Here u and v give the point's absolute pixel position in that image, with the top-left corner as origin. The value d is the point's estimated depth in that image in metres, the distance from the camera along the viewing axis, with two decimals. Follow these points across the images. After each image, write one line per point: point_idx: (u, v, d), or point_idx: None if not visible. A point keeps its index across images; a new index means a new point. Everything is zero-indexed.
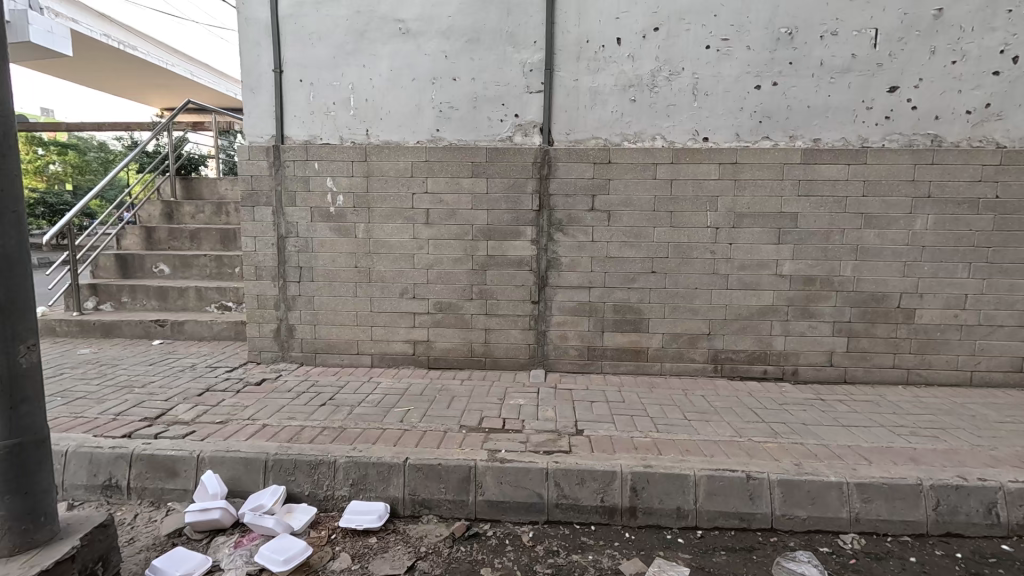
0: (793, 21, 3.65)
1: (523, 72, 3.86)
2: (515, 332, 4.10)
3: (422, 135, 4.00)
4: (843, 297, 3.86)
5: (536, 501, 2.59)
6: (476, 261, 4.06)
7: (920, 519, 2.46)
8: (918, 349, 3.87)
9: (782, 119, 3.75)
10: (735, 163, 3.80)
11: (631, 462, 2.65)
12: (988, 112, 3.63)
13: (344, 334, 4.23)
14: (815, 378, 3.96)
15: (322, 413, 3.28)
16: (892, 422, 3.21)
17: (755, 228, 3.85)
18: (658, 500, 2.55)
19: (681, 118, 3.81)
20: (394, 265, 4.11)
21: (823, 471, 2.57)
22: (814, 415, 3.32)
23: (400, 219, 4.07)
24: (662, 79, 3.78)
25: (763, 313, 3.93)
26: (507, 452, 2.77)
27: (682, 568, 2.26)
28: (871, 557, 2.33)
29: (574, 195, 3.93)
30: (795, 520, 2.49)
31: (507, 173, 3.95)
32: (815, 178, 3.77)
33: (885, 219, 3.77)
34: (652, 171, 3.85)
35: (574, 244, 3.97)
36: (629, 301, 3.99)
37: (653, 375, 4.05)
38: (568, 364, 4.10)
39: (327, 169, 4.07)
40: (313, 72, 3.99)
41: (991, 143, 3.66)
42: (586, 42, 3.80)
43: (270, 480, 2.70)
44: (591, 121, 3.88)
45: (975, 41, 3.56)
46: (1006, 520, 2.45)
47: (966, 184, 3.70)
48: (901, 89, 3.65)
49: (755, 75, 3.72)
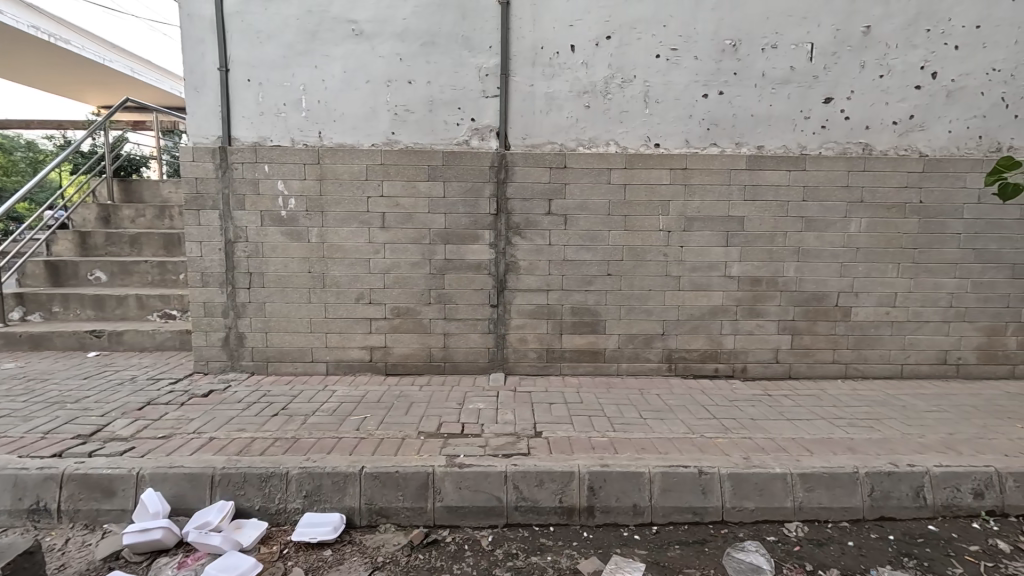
0: (737, 33, 3.82)
1: (480, 76, 3.87)
2: (474, 336, 4.10)
3: (377, 137, 3.94)
4: (786, 297, 4.06)
5: (495, 505, 2.59)
6: (434, 265, 4.03)
7: (857, 505, 2.61)
8: (856, 344, 4.11)
9: (729, 126, 3.91)
10: (685, 168, 3.93)
11: (588, 462, 2.69)
12: (912, 123, 3.91)
13: (298, 341, 4.10)
14: (763, 375, 4.15)
15: (274, 423, 3.17)
16: (832, 414, 3.40)
17: (705, 231, 4.00)
18: (614, 498, 2.60)
19: (634, 124, 3.92)
20: (350, 270, 4.03)
21: (769, 463, 2.69)
22: (762, 410, 3.47)
23: (355, 223, 3.99)
24: (615, 86, 3.88)
25: (714, 313, 4.07)
26: (466, 456, 2.76)
27: (638, 564, 2.31)
28: (813, 544, 2.45)
29: (532, 200, 3.96)
30: (744, 511, 2.59)
31: (464, 177, 3.95)
32: (759, 183, 3.95)
33: (823, 222, 3.99)
34: (606, 176, 3.94)
35: (532, 248, 4.00)
36: (587, 303, 4.06)
37: (610, 375, 4.14)
38: (528, 367, 4.13)
39: (278, 171, 3.95)
40: (262, 72, 3.87)
41: (915, 152, 3.94)
42: (541, 49, 3.85)
43: (218, 495, 2.59)
44: (547, 126, 3.93)
45: (900, 57, 3.83)
46: (932, 502, 2.63)
47: (894, 190, 3.96)
48: (836, 100, 3.88)
49: (703, 84, 3.87)
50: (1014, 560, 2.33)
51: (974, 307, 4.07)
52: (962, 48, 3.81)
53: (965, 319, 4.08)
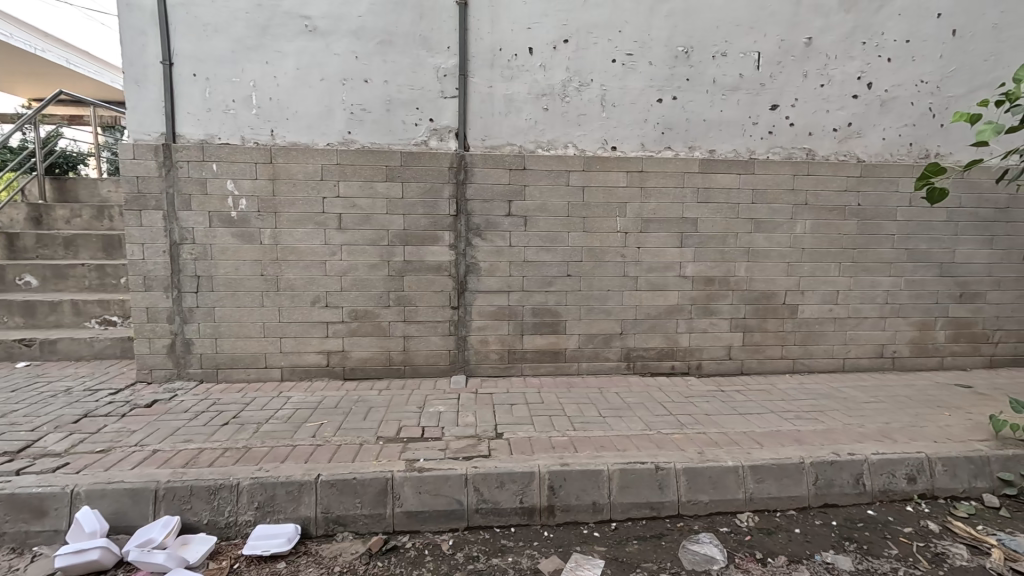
0: (689, 41, 3.94)
1: (438, 76, 3.85)
2: (435, 338, 4.06)
3: (332, 136, 3.85)
4: (738, 296, 4.21)
5: (455, 508, 2.57)
6: (393, 267, 3.97)
7: (804, 494, 2.73)
8: (802, 340, 4.31)
9: (682, 131, 4.03)
10: (641, 171, 4.02)
11: (548, 461, 2.71)
12: (850, 130, 4.14)
13: (250, 347, 3.96)
14: (717, 371, 4.29)
15: (225, 433, 3.05)
16: (780, 407, 3.55)
17: (661, 233, 4.10)
18: (575, 497, 2.63)
19: (591, 127, 3.98)
20: (305, 272, 3.92)
21: (722, 456, 2.79)
22: (716, 405, 3.59)
23: (310, 225, 3.88)
24: (573, 89, 3.93)
25: (670, 313, 4.19)
26: (426, 460, 2.73)
27: (597, 560, 2.35)
28: (763, 533, 2.55)
29: (492, 201, 3.96)
30: (699, 504, 2.67)
31: (423, 178, 3.91)
32: (712, 186, 4.09)
33: (771, 224, 4.17)
34: (565, 178, 3.98)
35: (492, 249, 4.00)
36: (547, 304, 4.09)
37: (571, 375, 4.18)
38: (489, 369, 4.13)
39: (227, 170, 3.80)
40: (209, 67, 3.72)
41: (853, 157, 4.17)
42: (499, 50, 3.86)
43: (162, 510, 2.47)
44: (506, 128, 3.94)
45: (839, 67, 4.04)
46: (871, 488, 2.78)
47: (835, 194, 4.18)
48: (781, 107, 4.06)
49: (658, 89, 3.97)
50: (942, 539, 2.50)
51: (907, 303, 4.34)
52: (894, 60, 4.06)
53: (900, 315, 4.34)
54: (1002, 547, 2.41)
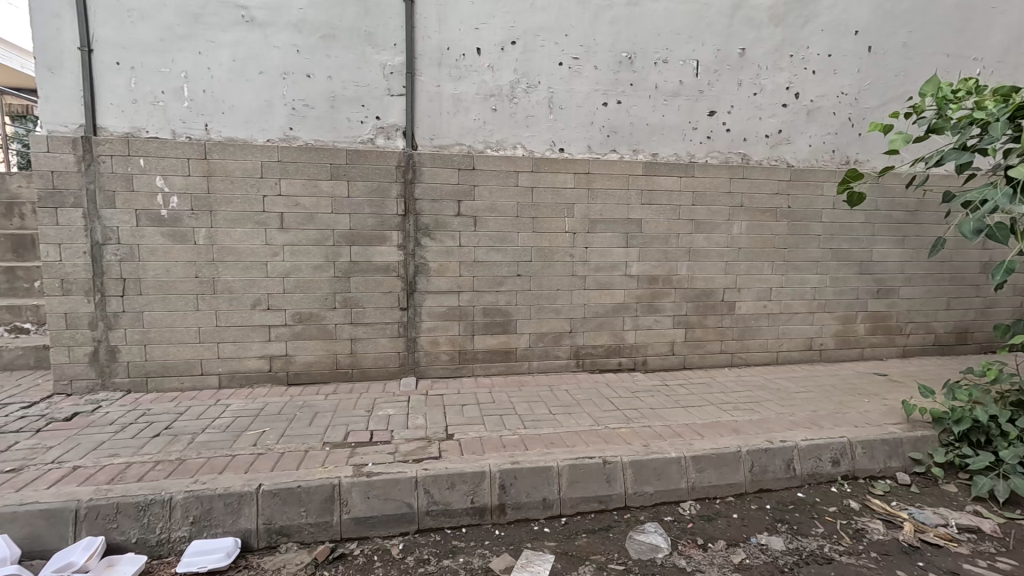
0: (632, 47, 4.06)
1: (384, 74, 3.78)
2: (383, 340, 3.99)
3: (272, 132, 3.70)
4: (680, 294, 4.39)
5: (405, 511, 2.54)
6: (339, 268, 3.86)
7: (740, 481, 2.88)
8: (740, 336, 4.54)
9: (626, 134, 4.16)
10: (588, 173, 4.11)
11: (499, 460, 2.72)
12: (780, 137, 4.40)
13: (184, 353, 3.74)
14: (661, 367, 4.45)
15: (156, 445, 2.87)
16: (720, 400, 3.73)
17: (607, 233, 4.21)
18: (525, 494, 2.65)
19: (539, 128, 4.03)
20: (245, 274, 3.74)
21: (666, 448, 2.89)
22: (660, 399, 3.72)
23: (249, 224, 3.71)
24: (521, 90, 3.97)
25: (617, 310, 4.30)
26: (375, 464, 2.67)
27: (547, 555, 2.38)
28: (704, 519, 2.67)
29: (441, 201, 3.93)
30: (644, 495, 2.77)
31: (369, 176, 3.83)
32: (655, 189, 4.24)
33: (710, 225, 4.37)
34: (514, 178, 4.01)
35: (442, 249, 3.97)
36: (498, 304, 4.10)
37: (522, 374, 4.22)
38: (440, 370, 4.09)
39: (156, 166, 3.57)
40: (134, 55, 3.49)
41: (784, 162, 4.44)
42: (447, 50, 3.84)
43: (84, 531, 2.29)
44: (455, 127, 3.92)
45: (770, 78, 4.29)
46: (801, 472, 2.97)
47: (768, 196, 4.43)
48: (718, 113, 4.27)
49: (603, 93, 4.07)
50: (862, 515, 2.71)
51: (832, 299, 4.66)
52: (818, 72, 4.36)
53: (826, 309, 4.66)
54: (913, 520, 2.65)
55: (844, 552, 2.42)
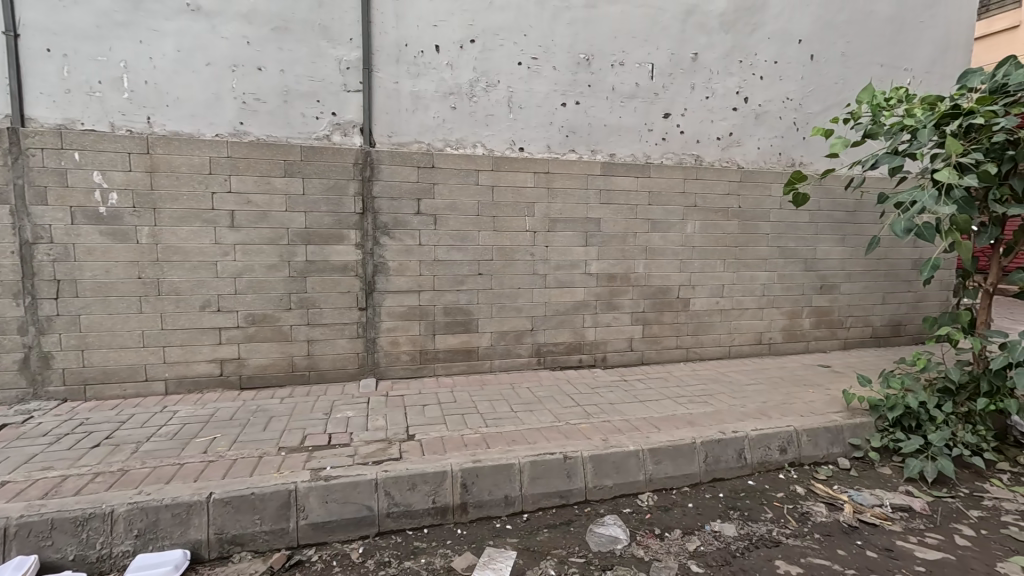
0: (589, 49, 4.13)
1: (340, 69, 3.70)
2: (341, 341, 3.90)
3: (221, 126, 3.55)
4: (638, 291, 4.49)
5: (365, 514, 2.50)
6: (294, 267, 3.75)
7: (695, 471, 2.99)
8: (695, 331, 4.70)
9: (585, 134, 4.23)
10: (548, 172, 4.15)
11: (460, 459, 2.71)
12: (731, 139, 4.58)
13: (126, 358, 3.55)
14: (620, 362, 4.55)
15: (95, 456, 2.71)
16: (676, 393, 3.84)
17: (567, 232, 4.26)
18: (487, 492, 2.66)
19: (499, 128, 4.04)
20: (193, 275, 3.58)
21: (625, 442, 2.96)
22: (620, 395, 3.80)
23: (197, 222, 3.55)
24: (480, 89, 3.96)
25: (577, 308, 4.36)
26: (333, 468, 2.61)
27: (510, 552, 2.40)
28: (661, 510, 2.76)
29: (400, 199, 3.88)
30: (604, 488, 2.82)
31: (325, 174, 3.73)
32: (613, 188, 4.32)
33: (665, 224, 4.49)
34: (474, 177, 4.00)
35: (402, 248, 3.92)
36: (459, 303, 4.08)
37: (484, 373, 4.22)
38: (400, 370, 4.05)
39: (93, 160, 3.36)
40: (67, 42, 3.27)
41: (734, 164, 4.62)
42: (405, 46, 3.79)
43: (14, 551, 2.15)
44: (414, 125, 3.88)
45: (720, 82, 4.45)
46: (751, 460, 3.11)
47: (720, 197, 4.60)
48: (673, 115, 4.40)
49: (562, 94, 4.12)
50: (807, 500, 2.86)
51: (780, 294, 4.89)
52: (766, 78, 4.56)
53: (774, 305, 4.88)
54: (852, 502, 2.81)
55: (790, 534, 2.54)
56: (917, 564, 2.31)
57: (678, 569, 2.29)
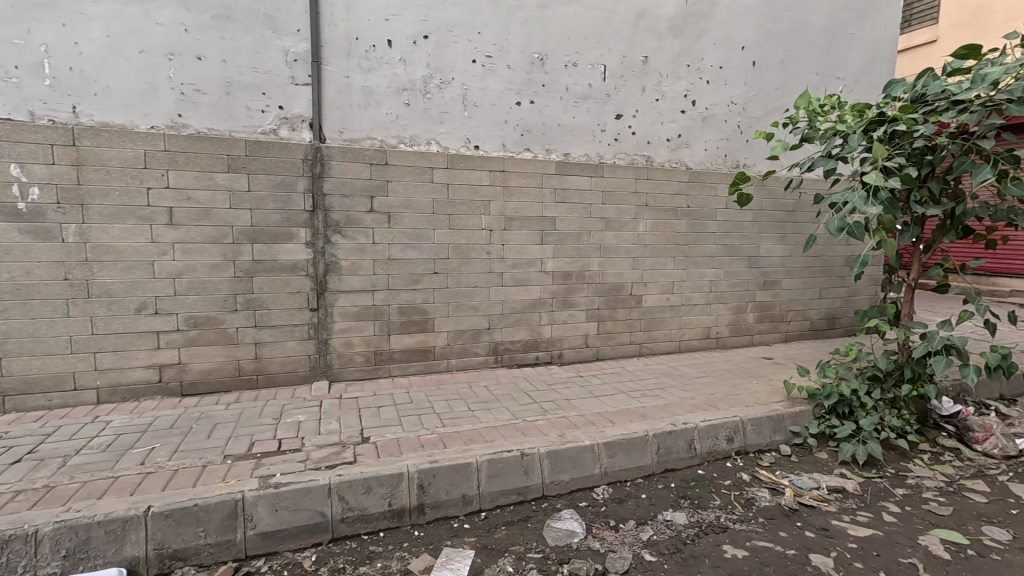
0: (543, 49, 4.16)
1: (287, 61, 3.57)
2: (291, 343, 3.77)
3: (157, 118, 3.35)
4: (593, 289, 4.58)
5: (318, 521, 2.43)
6: (239, 267, 3.59)
7: (648, 463, 3.07)
8: (647, 327, 4.83)
9: (539, 133, 4.26)
10: (503, 171, 4.16)
11: (417, 460, 2.68)
12: (679, 141, 4.73)
13: (52, 366, 3.29)
14: (576, 359, 4.62)
15: (17, 472, 2.50)
16: (629, 388, 3.94)
17: (523, 230, 4.28)
18: (444, 492, 2.64)
19: (454, 125, 4.01)
20: (127, 276, 3.37)
21: (580, 437, 3.01)
22: (575, 391, 3.86)
23: (131, 219, 3.34)
24: (434, 86, 3.92)
25: (533, 306, 4.39)
26: (283, 474, 2.52)
27: (467, 551, 2.39)
28: (615, 502, 2.82)
29: (352, 196, 3.78)
30: (561, 483, 2.86)
31: (272, 169, 3.59)
32: (567, 187, 4.38)
33: (618, 223, 4.59)
34: (429, 174, 3.95)
35: (354, 246, 3.82)
36: (414, 302, 4.03)
37: (440, 372, 4.19)
38: (354, 371, 3.95)
39: (10, 152, 3.10)
40: None
41: (683, 165, 4.78)
42: (356, 40, 3.70)
43: None
44: (366, 121, 3.80)
45: (669, 85, 4.59)
46: (700, 450, 3.23)
47: (670, 196, 4.75)
48: (624, 117, 4.50)
49: (516, 93, 4.14)
50: (752, 486, 3.00)
51: (727, 290, 5.10)
52: (712, 82, 4.74)
53: (721, 301, 5.09)
54: (792, 486, 2.97)
55: (736, 520, 2.66)
56: (850, 541, 2.47)
57: (632, 559, 2.35)
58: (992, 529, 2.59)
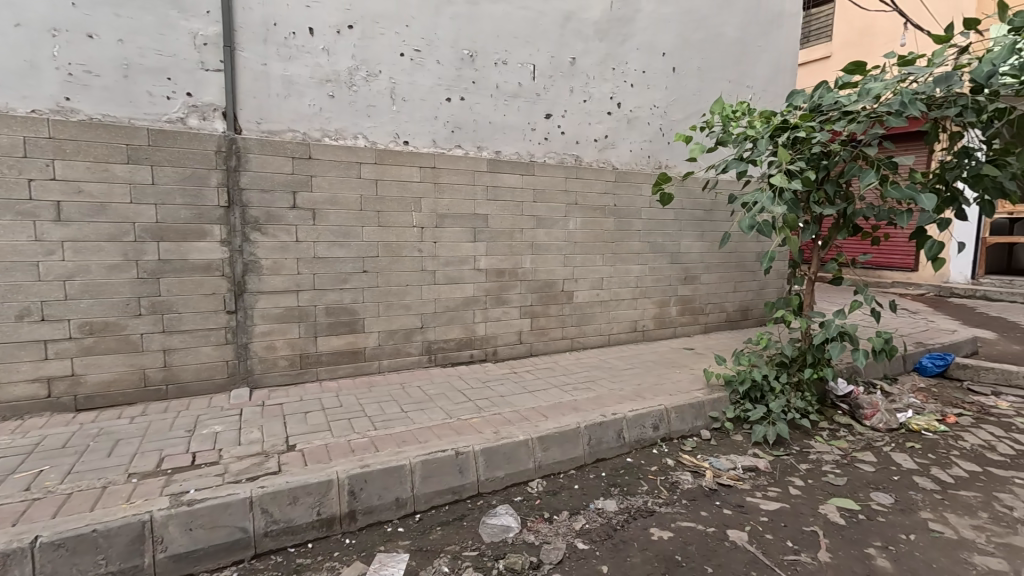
0: (473, 45, 4.15)
1: (195, 45, 3.30)
2: (206, 349, 3.51)
3: (39, 100, 2.98)
4: (526, 285, 4.63)
5: (238, 537, 2.28)
6: (143, 268, 3.28)
7: (581, 454, 3.16)
8: (579, 322, 4.96)
9: (470, 130, 4.24)
10: (434, 167, 4.10)
11: (347, 466, 2.59)
12: (607, 141, 4.89)
13: None
14: (510, 355, 4.65)
15: None
16: (562, 382, 4.04)
17: (455, 228, 4.25)
18: (377, 497, 2.57)
19: (381, 119, 3.90)
20: (4, 278, 2.98)
21: (515, 433, 3.04)
22: (509, 387, 3.90)
23: (8, 215, 2.95)
24: (360, 78, 3.79)
25: (467, 304, 4.37)
26: (198, 490, 2.34)
27: (402, 555, 2.34)
28: (549, 494, 2.88)
29: (272, 191, 3.57)
30: (496, 480, 2.88)
31: (179, 161, 3.31)
32: (499, 185, 4.40)
33: (549, 221, 4.68)
34: (356, 170, 3.81)
35: (276, 245, 3.62)
36: (342, 302, 3.88)
37: (371, 374, 4.07)
38: (278, 376, 3.75)
39: None
40: None
41: (610, 165, 4.95)
42: (273, 26, 3.50)
43: None
44: (286, 112, 3.60)
45: (596, 87, 4.73)
46: (629, 439, 3.37)
47: (598, 195, 4.90)
48: (554, 116, 4.58)
49: (446, 89, 4.09)
50: (676, 470, 3.17)
51: (651, 285, 5.35)
52: (635, 86, 4.93)
53: (647, 295, 5.33)
54: (712, 468, 3.18)
55: (662, 503, 2.80)
56: (762, 514, 2.68)
57: (566, 548, 2.41)
58: (879, 494, 2.91)
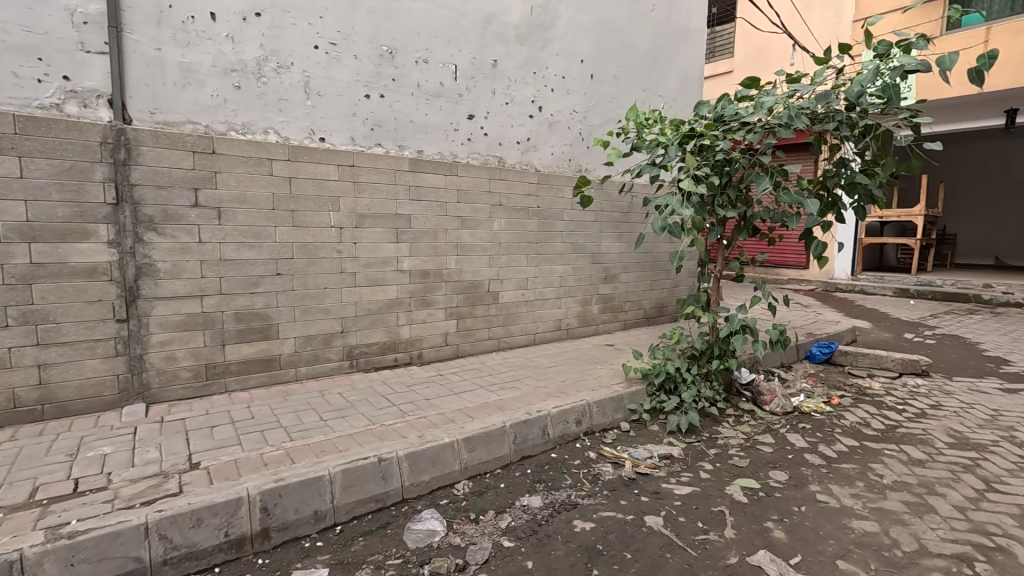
0: (392, 42, 4.05)
1: (72, 23, 2.95)
2: (91, 362, 3.15)
3: None
4: (450, 286, 4.59)
5: (131, 569, 2.07)
6: (10, 273, 2.89)
7: (506, 452, 3.19)
8: (505, 322, 5.01)
9: (391, 129, 4.14)
10: (352, 166, 3.95)
11: (260, 480, 2.43)
12: (529, 144, 4.98)
13: None
14: (436, 357, 4.60)
15: None
16: (487, 381, 4.05)
17: (376, 228, 4.12)
18: (293, 512, 2.44)
19: (295, 114, 3.71)
20: None
21: (440, 435, 3.01)
22: (435, 389, 3.85)
23: None
24: (270, 70, 3.58)
25: (390, 306, 4.26)
26: (81, 520, 2.10)
27: (320, 570, 2.24)
28: (475, 495, 2.88)
29: (170, 188, 3.28)
30: (421, 484, 2.83)
31: (54, 153, 2.94)
32: (422, 185, 4.33)
33: (474, 221, 4.68)
34: (267, 167, 3.60)
35: (175, 246, 3.32)
36: (254, 308, 3.64)
37: (288, 382, 3.86)
38: (180, 389, 3.44)
39: None
40: None
41: (533, 166, 5.04)
42: (168, 8, 3.21)
43: None
44: (185, 103, 3.32)
45: (518, 89, 4.80)
46: (553, 435, 3.44)
47: (521, 196, 4.97)
48: (476, 117, 4.60)
49: (365, 85, 3.97)
50: (598, 462, 3.28)
51: (574, 284, 5.51)
52: (556, 90, 5.06)
53: (570, 294, 5.49)
54: (631, 458, 3.33)
55: (584, 495, 2.90)
56: (675, 499, 2.85)
57: (492, 548, 2.42)
58: (776, 472, 3.19)
